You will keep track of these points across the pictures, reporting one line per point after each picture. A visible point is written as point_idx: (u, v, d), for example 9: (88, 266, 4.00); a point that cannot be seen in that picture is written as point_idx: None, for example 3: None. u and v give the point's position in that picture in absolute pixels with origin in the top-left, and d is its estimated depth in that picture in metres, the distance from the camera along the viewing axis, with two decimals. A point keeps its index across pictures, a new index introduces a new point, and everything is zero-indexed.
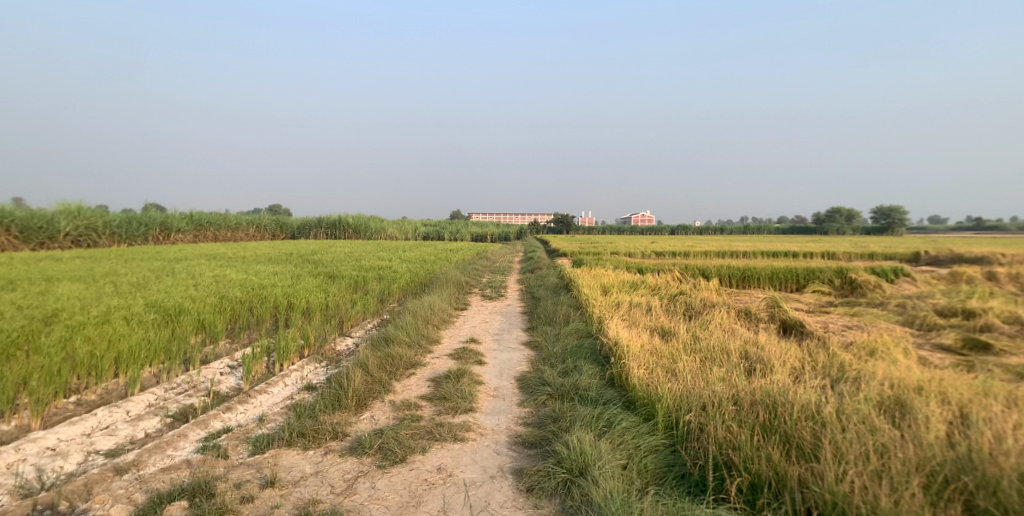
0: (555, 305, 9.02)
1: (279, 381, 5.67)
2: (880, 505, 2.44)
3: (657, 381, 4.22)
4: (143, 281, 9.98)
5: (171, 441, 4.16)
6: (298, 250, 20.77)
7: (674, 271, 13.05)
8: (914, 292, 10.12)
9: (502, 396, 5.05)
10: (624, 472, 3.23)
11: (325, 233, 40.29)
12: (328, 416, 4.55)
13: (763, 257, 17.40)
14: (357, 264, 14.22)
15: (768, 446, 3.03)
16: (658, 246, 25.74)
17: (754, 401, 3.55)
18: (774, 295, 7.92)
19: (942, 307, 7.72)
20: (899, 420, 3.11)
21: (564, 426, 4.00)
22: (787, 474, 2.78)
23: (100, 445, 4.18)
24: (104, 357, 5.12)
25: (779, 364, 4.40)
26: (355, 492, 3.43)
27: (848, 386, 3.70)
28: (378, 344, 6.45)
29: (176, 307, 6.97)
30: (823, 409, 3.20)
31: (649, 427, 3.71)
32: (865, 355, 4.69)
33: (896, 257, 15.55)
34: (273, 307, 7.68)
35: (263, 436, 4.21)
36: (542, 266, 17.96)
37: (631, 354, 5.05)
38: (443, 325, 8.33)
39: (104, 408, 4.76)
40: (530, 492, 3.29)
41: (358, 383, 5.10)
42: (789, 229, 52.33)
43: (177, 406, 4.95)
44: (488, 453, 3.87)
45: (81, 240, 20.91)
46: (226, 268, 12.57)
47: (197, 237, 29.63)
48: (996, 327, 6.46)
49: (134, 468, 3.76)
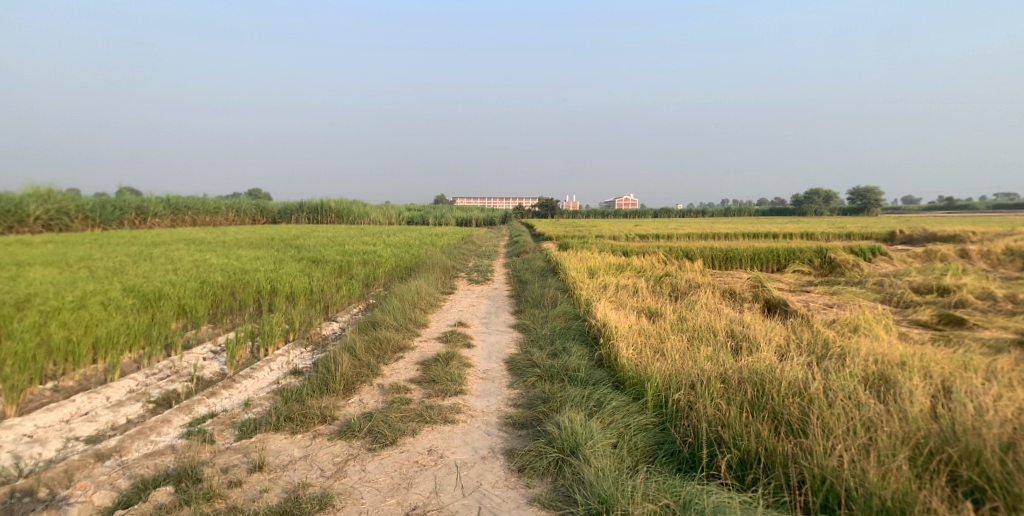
0: (542, 288, 9.03)
1: (264, 365, 5.59)
2: (868, 478, 2.44)
3: (646, 361, 4.24)
4: (120, 265, 9.75)
5: (154, 427, 4.07)
6: (280, 235, 20.48)
7: (659, 253, 13.13)
8: (891, 270, 10.32)
9: (491, 378, 5.05)
10: (615, 451, 3.25)
11: (307, 218, 39.69)
12: (315, 400, 4.50)
13: (745, 239, 17.62)
14: (340, 249, 14.04)
15: (757, 423, 3.05)
16: (642, 229, 25.85)
17: (742, 380, 3.58)
18: (759, 275, 8.01)
19: (918, 284, 7.89)
20: (883, 394, 3.15)
21: (555, 407, 4.01)
22: (776, 450, 2.80)
23: (80, 431, 4.09)
24: (82, 342, 5.00)
25: (764, 342, 4.45)
26: (346, 475, 3.40)
27: (833, 362, 3.76)
28: (365, 327, 6.39)
29: (155, 292, 6.82)
30: (810, 386, 3.23)
31: (639, 407, 3.73)
32: (847, 332, 4.77)
33: (873, 236, 15.84)
34: (256, 291, 7.57)
35: (249, 421, 4.16)
36: (527, 250, 17.91)
37: (619, 334, 5.06)
38: (430, 309, 8.28)
39: (82, 394, 4.66)
40: (521, 472, 3.29)
41: (345, 367, 5.05)
42: (770, 211, 52.84)
43: (159, 391, 4.85)
44: (479, 434, 3.86)
45: (52, 224, 20.33)
46: (206, 253, 12.34)
47: (174, 222, 29.02)
48: (970, 302, 6.62)
49: (117, 454, 3.68)
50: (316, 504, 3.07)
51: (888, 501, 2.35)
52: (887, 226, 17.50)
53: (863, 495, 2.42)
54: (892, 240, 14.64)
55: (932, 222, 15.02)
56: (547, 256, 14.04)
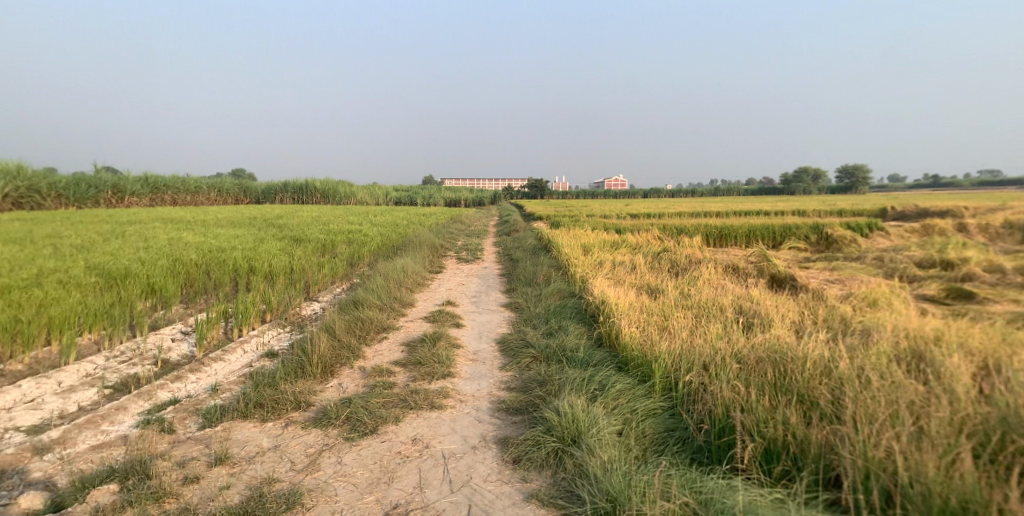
0: (534, 266, 8.64)
1: (237, 347, 5.17)
2: (927, 472, 2.07)
3: (652, 340, 3.89)
4: (89, 243, 9.18)
5: (107, 415, 3.66)
6: (262, 214, 19.78)
7: (653, 230, 12.77)
8: (889, 245, 10.04)
9: (481, 359, 4.68)
10: (621, 439, 2.90)
11: (292, 198, 38.71)
12: (289, 384, 4.09)
13: (738, 216, 17.39)
14: (325, 228, 13.51)
15: (784, 406, 2.68)
16: (633, 209, 25.65)
17: (760, 358, 3.22)
18: (760, 250, 7.68)
19: (920, 259, 7.62)
20: (922, 372, 2.80)
21: (552, 391, 3.64)
22: (808, 440, 2.43)
23: (20, 421, 3.67)
24: (33, 322, 4.53)
25: (777, 317, 4.11)
26: (319, 468, 3.02)
27: (857, 338, 3.42)
28: (346, 307, 5.96)
29: (121, 270, 6.32)
30: (840, 366, 2.88)
31: (645, 390, 3.36)
32: (864, 307, 4.44)
33: (866, 213, 15.64)
34: (233, 270, 7.11)
35: (214, 408, 3.75)
36: (516, 229, 17.48)
37: (620, 312, 4.70)
38: (417, 288, 7.88)
39: (29, 379, 4.21)
40: (517, 464, 2.93)
41: (324, 348, 4.66)
42: (758, 191, 53.02)
43: (117, 376, 4.41)
44: (469, 421, 3.49)
45: (24, 202, 19.47)
46: (183, 231, 11.74)
47: (153, 200, 28.17)
48: (977, 276, 6.36)
49: (59, 447, 3.29)
50: (282, 503, 2.67)
51: (953, 499, 1.98)
52: (876, 203, 17.36)
53: (920, 493, 2.05)
54: (884, 217, 14.41)
55: (921, 199, 14.87)
56: (537, 234, 13.62)
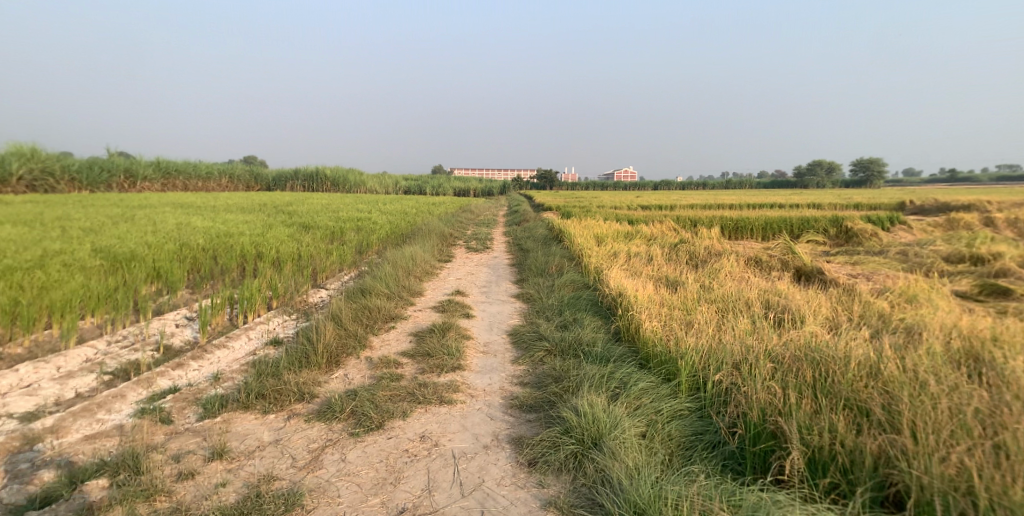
0: (546, 256, 8.41)
1: (242, 334, 5.00)
2: None
3: (677, 335, 3.66)
4: (97, 226, 9.05)
5: (103, 404, 3.49)
6: (272, 200, 19.62)
7: (667, 221, 12.48)
8: (911, 240, 9.69)
9: (492, 351, 4.48)
10: (645, 443, 2.68)
11: (303, 185, 38.57)
12: (293, 374, 3.91)
13: (753, 209, 16.99)
14: (335, 216, 13.32)
15: (827, 412, 2.45)
16: (645, 202, 25.25)
17: (795, 358, 2.98)
18: (782, 243, 7.39)
19: (949, 253, 7.29)
20: (980, 374, 2.55)
21: (570, 388, 3.42)
22: (859, 451, 2.20)
23: (14, 407, 3.52)
24: (32, 305, 4.37)
25: (810, 314, 3.86)
26: (322, 466, 2.83)
27: (901, 338, 3.16)
28: (354, 295, 5.77)
29: (127, 253, 6.16)
30: (888, 368, 2.64)
31: (671, 390, 3.14)
32: (901, 303, 4.17)
33: (885, 206, 15.21)
34: (240, 255, 6.95)
35: (214, 398, 3.57)
36: (526, 219, 17.21)
37: (640, 305, 4.46)
38: (426, 277, 7.68)
39: (28, 364, 4.07)
40: (532, 467, 2.72)
41: (329, 338, 4.47)
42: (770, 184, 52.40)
43: (118, 361, 4.25)
44: (480, 418, 3.29)
45: (37, 185, 19.43)
46: (192, 216, 11.61)
47: (165, 186, 28.18)
48: (1012, 272, 6.03)
49: (52, 437, 3.13)
50: (280, 504, 2.48)
51: None
52: (895, 197, 16.97)
53: None
54: (903, 209, 14.02)
55: (943, 193, 14.41)
56: (548, 225, 13.36)
